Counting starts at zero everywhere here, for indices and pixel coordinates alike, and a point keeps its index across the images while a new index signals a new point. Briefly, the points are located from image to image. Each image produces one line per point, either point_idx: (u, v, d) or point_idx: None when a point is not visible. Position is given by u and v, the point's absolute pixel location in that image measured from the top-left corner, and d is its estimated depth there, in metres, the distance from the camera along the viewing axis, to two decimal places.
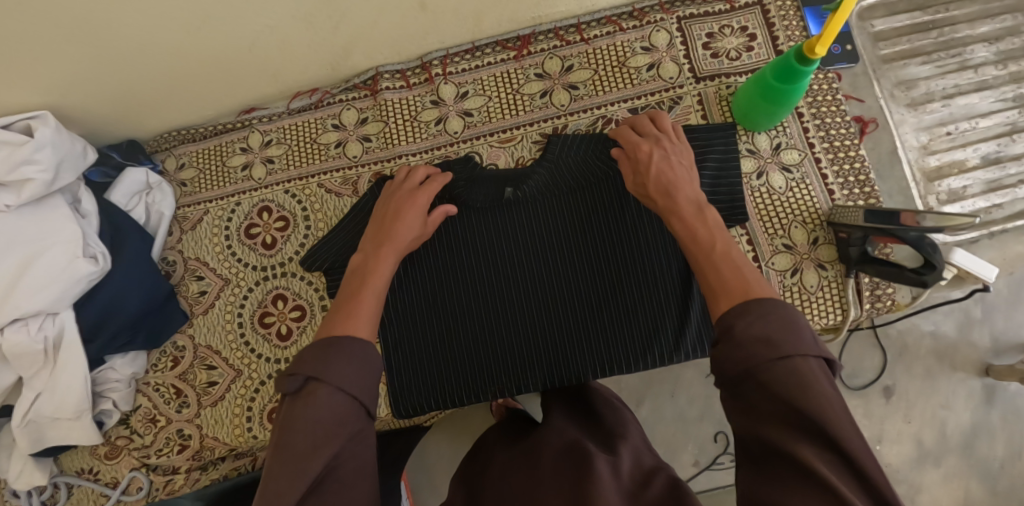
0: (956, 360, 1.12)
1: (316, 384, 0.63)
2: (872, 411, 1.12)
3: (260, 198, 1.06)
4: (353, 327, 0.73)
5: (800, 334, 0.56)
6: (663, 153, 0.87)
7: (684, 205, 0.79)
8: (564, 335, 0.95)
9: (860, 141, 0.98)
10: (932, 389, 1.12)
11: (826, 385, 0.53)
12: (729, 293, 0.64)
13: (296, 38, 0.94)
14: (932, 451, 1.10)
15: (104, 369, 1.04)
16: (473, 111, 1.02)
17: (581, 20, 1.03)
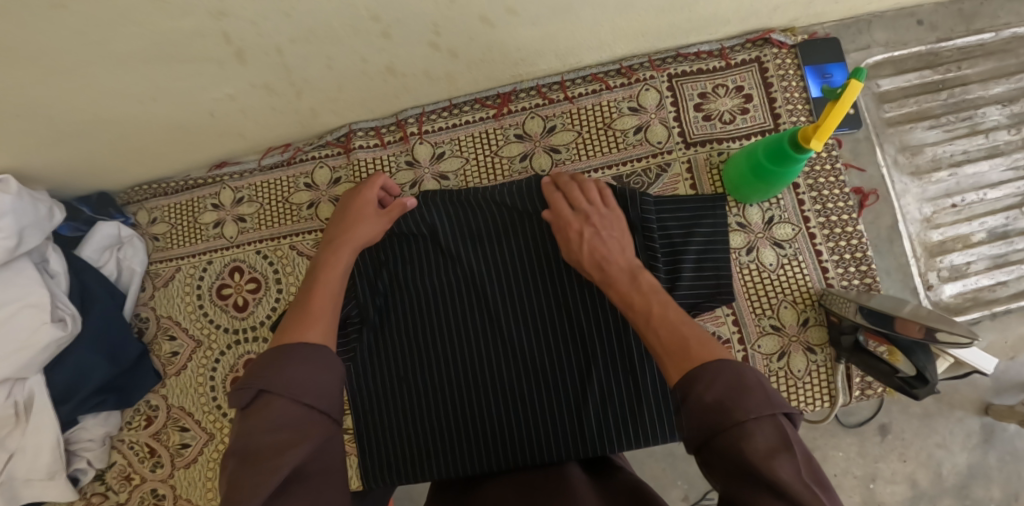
0: (955, 399, 1.08)
1: (270, 396, 0.61)
2: (867, 450, 1.07)
3: (232, 258, 1.03)
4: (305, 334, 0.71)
5: (754, 393, 0.56)
6: (593, 232, 0.86)
7: (619, 275, 0.81)
8: (542, 412, 0.91)
9: (859, 215, 0.93)
10: (930, 428, 1.07)
11: (779, 443, 0.53)
12: (670, 357, 0.65)
13: (258, 103, 0.89)
14: (927, 492, 1.06)
15: (77, 430, 1.03)
16: (450, 174, 0.97)
17: (565, 77, 0.97)
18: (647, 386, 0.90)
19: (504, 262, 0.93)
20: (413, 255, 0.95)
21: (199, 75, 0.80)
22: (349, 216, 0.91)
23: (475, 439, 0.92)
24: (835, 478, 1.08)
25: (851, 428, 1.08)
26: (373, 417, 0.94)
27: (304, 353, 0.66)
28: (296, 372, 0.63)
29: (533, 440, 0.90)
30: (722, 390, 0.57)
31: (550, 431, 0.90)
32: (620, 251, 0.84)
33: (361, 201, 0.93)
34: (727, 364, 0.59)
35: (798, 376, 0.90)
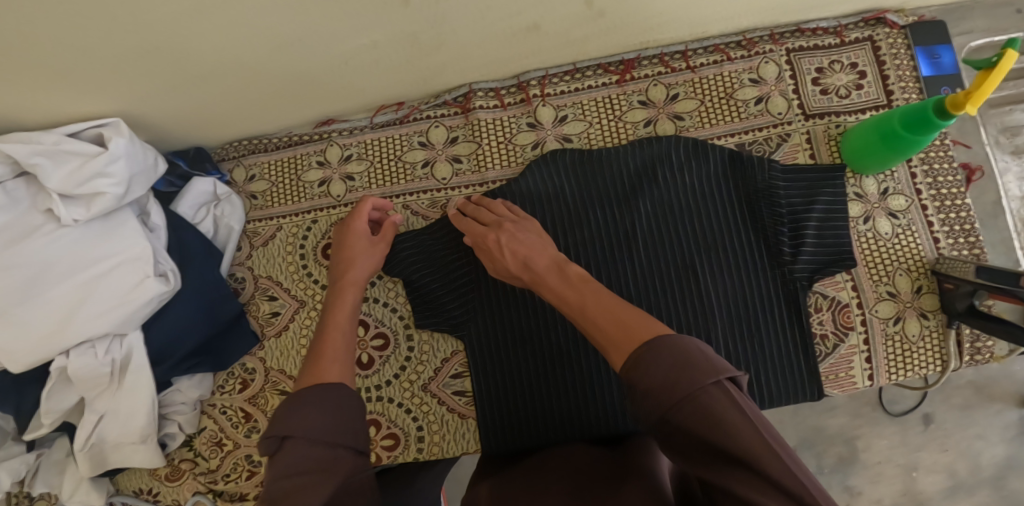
0: (995, 391, 1.21)
1: (293, 440, 0.58)
2: (910, 439, 1.21)
3: (339, 216, 1.01)
4: (320, 372, 0.68)
5: (694, 370, 0.53)
6: (508, 233, 0.85)
7: (547, 273, 0.77)
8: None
9: (966, 190, 0.96)
10: (969, 421, 1.20)
11: (734, 411, 0.51)
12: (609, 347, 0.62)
13: (394, 55, 0.88)
14: (966, 482, 1.19)
15: (171, 392, 0.99)
16: (573, 137, 0.97)
17: (688, 46, 0.98)
18: (767, 348, 0.92)
19: (634, 221, 0.94)
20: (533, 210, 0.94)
21: (352, 18, 0.79)
22: (347, 252, 0.89)
23: (561, 406, 0.92)
24: (877, 467, 1.22)
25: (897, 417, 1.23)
26: (496, 373, 0.94)
27: (316, 392, 0.63)
28: (309, 414, 0.60)
29: (624, 407, 0.90)
30: (669, 372, 0.54)
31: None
32: (538, 248, 0.82)
33: (352, 236, 0.91)
34: (664, 343, 0.56)
35: (912, 340, 0.93)
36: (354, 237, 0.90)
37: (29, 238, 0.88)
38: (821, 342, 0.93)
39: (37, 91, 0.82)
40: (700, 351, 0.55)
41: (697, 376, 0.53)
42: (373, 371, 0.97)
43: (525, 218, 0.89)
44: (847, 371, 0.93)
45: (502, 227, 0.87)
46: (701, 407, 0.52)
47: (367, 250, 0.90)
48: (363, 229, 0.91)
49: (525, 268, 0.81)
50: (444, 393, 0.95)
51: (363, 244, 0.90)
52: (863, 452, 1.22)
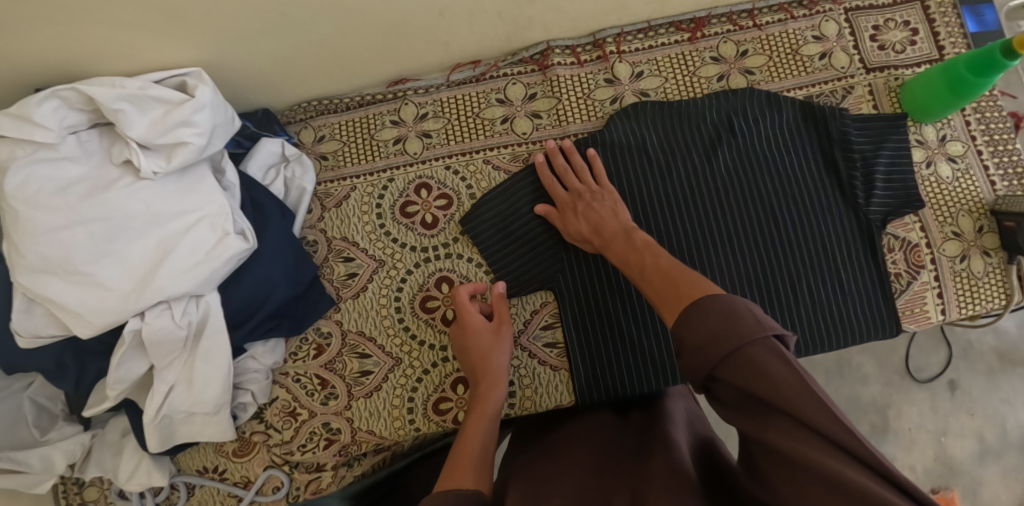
0: (1015, 358, 1.37)
1: None
2: (939, 405, 1.36)
3: (417, 174, 1.00)
4: (460, 477, 0.62)
5: (742, 324, 0.53)
6: (584, 203, 0.89)
7: (615, 239, 0.82)
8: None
9: (1015, 135, 1.02)
10: (994, 386, 1.36)
11: (783, 364, 0.50)
12: (665, 301, 0.64)
13: (489, 6, 0.89)
14: (994, 447, 1.33)
15: (245, 359, 0.95)
16: (650, 92, 1.00)
17: (755, 6, 1.03)
18: (850, 289, 0.95)
19: (712, 171, 0.97)
20: (617, 161, 0.96)
21: None
22: (476, 351, 0.86)
23: (654, 354, 0.92)
24: (910, 434, 1.35)
25: (924, 383, 1.36)
26: (585, 323, 0.94)
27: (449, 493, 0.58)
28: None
29: None
30: (717, 326, 0.54)
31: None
32: (611, 216, 0.86)
33: (467, 329, 0.88)
34: (716, 301, 0.56)
35: (978, 276, 0.98)
36: (477, 331, 0.88)
37: (108, 191, 0.83)
38: (895, 280, 0.97)
39: (127, 33, 0.79)
40: (750, 311, 0.54)
41: (743, 331, 0.53)
42: None
43: (605, 186, 0.91)
44: (921, 307, 0.96)
45: (581, 195, 0.90)
46: (749, 359, 0.51)
47: (495, 343, 0.87)
48: (480, 323, 0.89)
49: (596, 234, 0.86)
50: (534, 346, 0.95)
51: (488, 335, 0.87)
52: (894, 420, 1.36)
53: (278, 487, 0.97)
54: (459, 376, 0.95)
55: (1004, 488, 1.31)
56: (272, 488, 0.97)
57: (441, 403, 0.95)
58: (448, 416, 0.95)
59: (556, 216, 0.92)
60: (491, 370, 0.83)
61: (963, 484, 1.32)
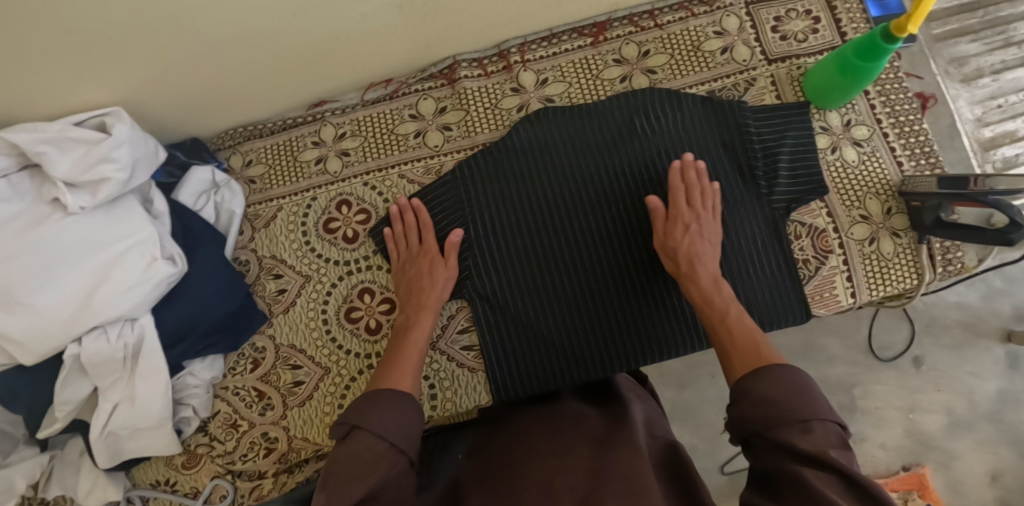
0: (981, 329, 1.33)
1: (360, 430, 0.66)
2: (906, 381, 1.33)
3: (338, 192, 1.05)
4: (398, 380, 0.76)
5: (815, 402, 0.62)
6: (697, 226, 0.91)
7: (705, 278, 0.86)
8: (649, 316, 0.97)
9: (922, 116, 1.04)
10: (961, 359, 1.33)
11: (840, 447, 0.58)
12: (736, 357, 0.74)
13: (385, 26, 0.93)
14: (964, 420, 1.30)
15: (183, 376, 1.00)
16: (555, 98, 1.03)
17: (655, 6, 1.05)
18: (759, 277, 0.97)
19: (614, 169, 1.00)
20: (521, 167, 1.00)
21: None
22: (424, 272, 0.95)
23: (578, 350, 0.97)
24: (879, 412, 1.33)
25: (888, 362, 1.34)
26: (499, 324, 0.98)
27: (381, 394, 0.72)
28: (382, 414, 0.69)
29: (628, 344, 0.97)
30: (785, 392, 0.63)
31: (660, 329, 0.97)
32: (714, 253, 0.90)
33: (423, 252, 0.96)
34: (793, 374, 0.65)
35: (888, 257, 0.99)
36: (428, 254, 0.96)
37: (42, 225, 0.90)
38: (803, 266, 0.99)
39: (44, 80, 0.85)
40: (818, 393, 0.63)
41: (806, 406, 0.61)
42: (381, 336, 1.01)
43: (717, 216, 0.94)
44: (831, 290, 0.98)
45: (693, 218, 0.92)
46: (810, 431, 0.59)
47: (439, 271, 0.94)
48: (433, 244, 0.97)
49: (688, 264, 0.88)
50: (452, 349, 0.99)
51: (433, 265, 0.95)
52: (861, 399, 1.33)
53: (223, 495, 1.03)
54: None
55: (978, 461, 1.28)
56: (219, 497, 1.03)
57: None
58: None
59: (659, 218, 0.93)
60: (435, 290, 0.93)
61: (936, 459, 1.29)
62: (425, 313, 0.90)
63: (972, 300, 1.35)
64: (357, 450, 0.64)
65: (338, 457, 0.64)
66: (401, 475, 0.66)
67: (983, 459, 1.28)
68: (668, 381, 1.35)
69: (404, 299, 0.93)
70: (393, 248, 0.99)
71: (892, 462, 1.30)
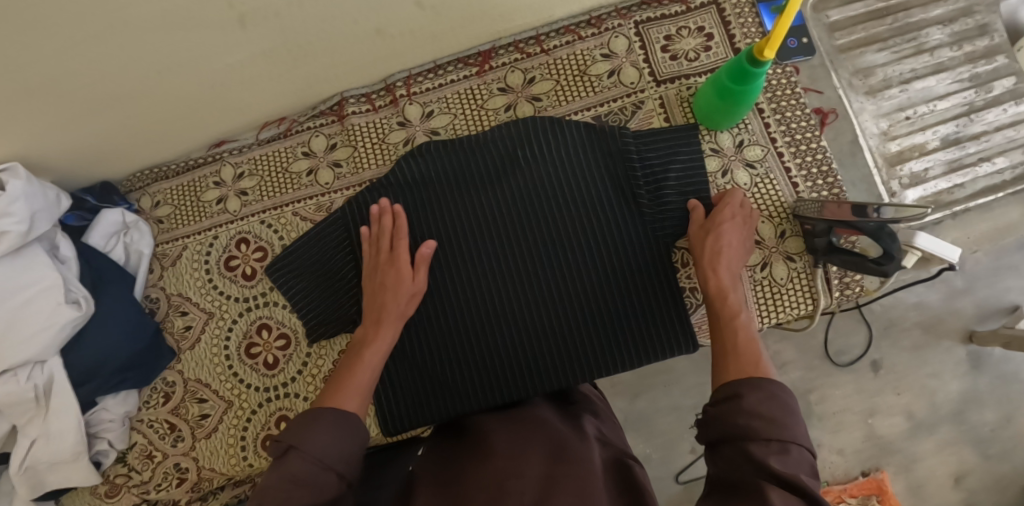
0: (941, 329, 1.23)
1: (295, 452, 0.64)
2: (864, 386, 1.23)
3: (237, 230, 1.08)
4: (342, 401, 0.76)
5: (792, 425, 0.62)
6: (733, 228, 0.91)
7: (726, 275, 0.87)
8: (532, 349, 0.97)
9: (821, 133, 1.01)
10: (921, 361, 1.23)
11: (808, 473, 0.59)
12: (732, 361, 0.75)
13: (259, 73, 0.94)
14: (925, 423, 1.21)
15: (97, 411, 1.05)
16: (440, 130, 1.03)
17: (540, 32, 1.04)
18: (642, 307, 0.96)
19: (499, 201, 0.99)
20: (407, 201, 1.01)
21: (207, 42, 0.84)
22: (389, 285, 0.93)
23: (465, 382, 0.97)
24: (836, 417, 1.23)
25: (845, 367, 1.23)
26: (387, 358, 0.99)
27: (325, 414, 0.70)
28: (320, 436, 0.67)
29: (514, 376, 0.96)
30: (774, 412, 0.63)
31: (543, 362, 0.96)
32: (737, 251, 0.90)
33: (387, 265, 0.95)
34: (777, 393, 0.66)
35: (781, 282, 0.97)
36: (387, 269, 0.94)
37: None
38: (691, 293, 0.97)
39: None
40: (800, 420, 0.64)
41: (789, 430, 0.62)
42: (278, 370, 1.04)
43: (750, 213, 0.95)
44: None
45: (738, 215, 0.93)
46: (786, 452, 0.60)
47: (403, 283, 0.93)
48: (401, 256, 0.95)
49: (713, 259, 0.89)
50: None
51: (399, 273, 0.94)
52: (817, 406, 1.23)
53: None
54: (282, 414, 1.04)
55: (941, 464, 1.20)
56: None
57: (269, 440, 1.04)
58: None
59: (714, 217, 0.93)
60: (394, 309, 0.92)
61: (895, 463, 1.20)
62: (384, 330, 0.90)
63: (931, 300, 1.23)
64: (298, 474, 0.62)
65: (281, 483, 0.62)
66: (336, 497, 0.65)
67: (945, 463, 1.20)
68: (621, 391, 1.28)
69: (366, 314, 0.94)
70: (366, 249, 0.98)
71: (851, 467, 1.21)
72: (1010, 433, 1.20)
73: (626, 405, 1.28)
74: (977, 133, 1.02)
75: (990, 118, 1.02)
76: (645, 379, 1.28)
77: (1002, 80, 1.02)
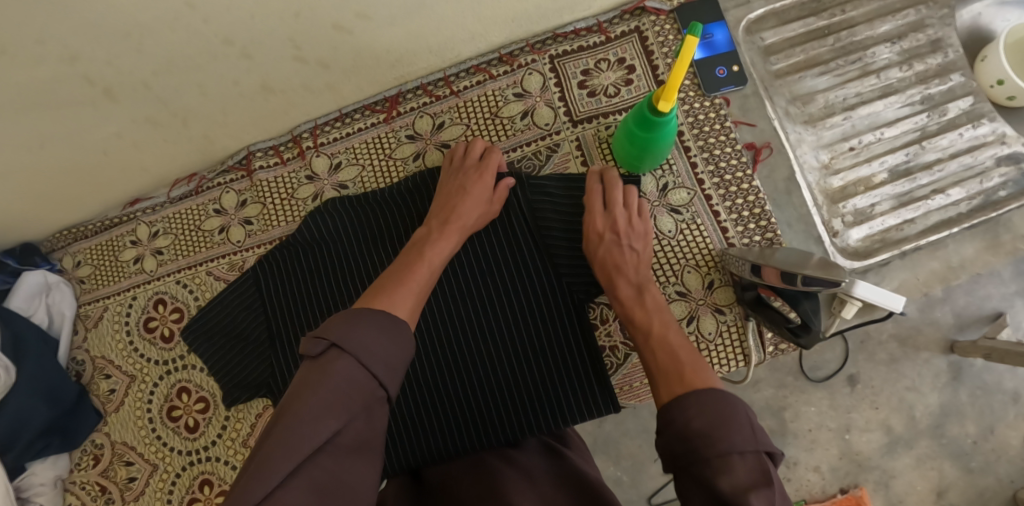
0: (919, 341, 1.05)
1: (338, 351, 0.57)
2: (838, 402, 1.05)
3: (155, 290, 1.05)
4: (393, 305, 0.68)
5: (738, 429, 0.55)
6: (616, 237, 0.84)
7: (626, 292, 0.80)
8: (442, 410, 0.90)
9: (753, 171, 0.93)
10: (897, 374, 1.04)
11: (760, 479, 0.52)
12: (663, 384, 0.66)
13: (148, 136, 0.91)
14: (903, 436, 1.04)
15: (26, 476, 1.02)
16: (349, 183, 0.99)
17: (447, 73, 0.98)
18: (558, 361, 0.90)
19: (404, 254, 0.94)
20: (310, 257, 0.96)
21: (80, 116, 0.82)
22: (459, 187, 0.88)
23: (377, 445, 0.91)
24: (811, 434, 1.05)
25: (820, 383, 1.05)
26: None
27: (373, 314, 0.62)
28: (368, 334, 0.59)
29: (427, 438, 0.89)
30: (713, 423, 0.56)
31: (457, 424, 0.89)
32: (635, 262, 0.83)
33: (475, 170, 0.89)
34: (717, 396, 0.59)
35: (709, 338, 0.89)
36: (489, 174, 0.88)
37: None
38: (610, 353, 0.93)
39: None
40: (748, 422, 0.56)
41: (736, 438, 0.54)
42: (199, 434, 1.02)
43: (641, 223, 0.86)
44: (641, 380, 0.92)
45: (615, 224, 0.85)
46: (729, 465, 0.53)
47: (478, 185, 0.87)
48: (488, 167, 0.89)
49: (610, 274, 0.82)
50: None
51: (478, 176, 0.88)
52: (792, 422, 1.05)
53: None
54: (206, 477, 1.01)
55: (920, 479, 1.03)
56: None
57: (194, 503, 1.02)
58: None
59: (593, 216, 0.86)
60: (457, 210, 0.85)
61: (873, 480, 1.03)
62: (446, 234, 0.83)
63: (911, 311, 1.05)
64: (334, 380, 0.55)
65: (314, 380, 0.55)
66: (374, 409, 0.57)
67: (924, 478, 1.03)
68: None
69: (433, 215, 0.87)
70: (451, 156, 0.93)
71: (827, 485, 1.04)
72: (992, 445, 1.02)
73: (593, 428, 1.12)
74: (929, 161, 0.93)
75: (944, 144, 0.94)
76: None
77: (958, 102, 0.95)
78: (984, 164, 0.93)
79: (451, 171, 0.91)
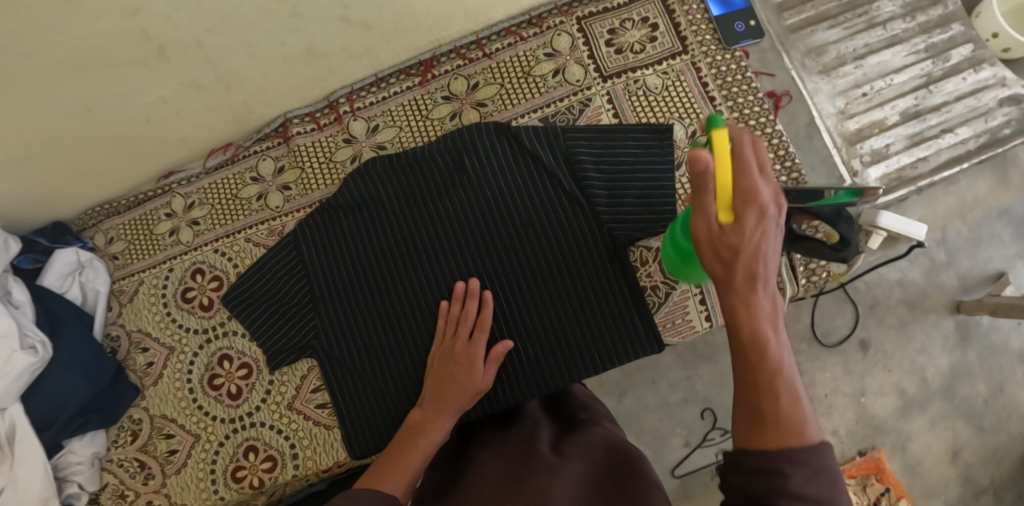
0: (927, 304, 1.09)
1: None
2: (852, 368, 1.08)
3: (192, 261, 1.06)
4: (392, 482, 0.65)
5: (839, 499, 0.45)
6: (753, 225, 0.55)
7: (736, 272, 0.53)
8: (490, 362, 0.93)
9: (775, 116, 0.98)
10: (907, 337, 1.08)
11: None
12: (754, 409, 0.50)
13: (191, 103, 0.92)
14: (917, 399, 1.07)
15: (63, 455, 1.00)
16: (387, 144, 1.02)
17: (480, 36, 1.02)
18: (602, 309, 0.92)
19: (446, 210, 0.96)
20: (352, 219, 0.98)
21: (130, 77, 0.83)
22: (449, 370, 0.85)
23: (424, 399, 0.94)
24: (828, 400, 1.08)
25: (834, 349, 1.09)
26: (346, 387, 0.98)
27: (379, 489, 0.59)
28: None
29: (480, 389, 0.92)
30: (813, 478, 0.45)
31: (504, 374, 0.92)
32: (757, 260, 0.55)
33: (466, 354, 0.86)
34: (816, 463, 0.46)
35: None
36: (476, 343, 0.87)
37: None
38: (652, 293, 0.97)
39: None
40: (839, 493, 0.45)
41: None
42: (243, 400, 1.02)
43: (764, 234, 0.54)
44: (683, 317, 0.96)
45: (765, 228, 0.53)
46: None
47: (471, 375, 0.83)
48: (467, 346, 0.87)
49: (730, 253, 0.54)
50: (308, 408, 1.00)
51: (470, 359, 0.85)
52: (808, 389, 1.08)
53: None
54: (251, 444, 1.01)
55: (935, 440, 1.06)
56: None
57: (238, 471, 1.01)
58: (244, 482, 1.00)
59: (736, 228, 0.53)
60: (442, 393, 0.82)
61: (890, 442, 1.07)
62: (441, 416, 0.78)
63: (915, 275, 1.09)
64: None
65: None
66: None
67: (939, 440, 1.06)
68: (606, 391, 1.15)
69: (426, 397, 0.83)
70: (439, 324, 0.92)
71: (846, 449, 1.07)
72: (1003, 403, 1.06)
73: (613, 404, 1.14)
74: (937, 104, 1.00)
75: (949, 88, 1.00)
76: (631, 376, 1.15)
77: (960, 48, 1.01)
78: (988, 105, 1.00)
79: (440, 349, 0.89)
